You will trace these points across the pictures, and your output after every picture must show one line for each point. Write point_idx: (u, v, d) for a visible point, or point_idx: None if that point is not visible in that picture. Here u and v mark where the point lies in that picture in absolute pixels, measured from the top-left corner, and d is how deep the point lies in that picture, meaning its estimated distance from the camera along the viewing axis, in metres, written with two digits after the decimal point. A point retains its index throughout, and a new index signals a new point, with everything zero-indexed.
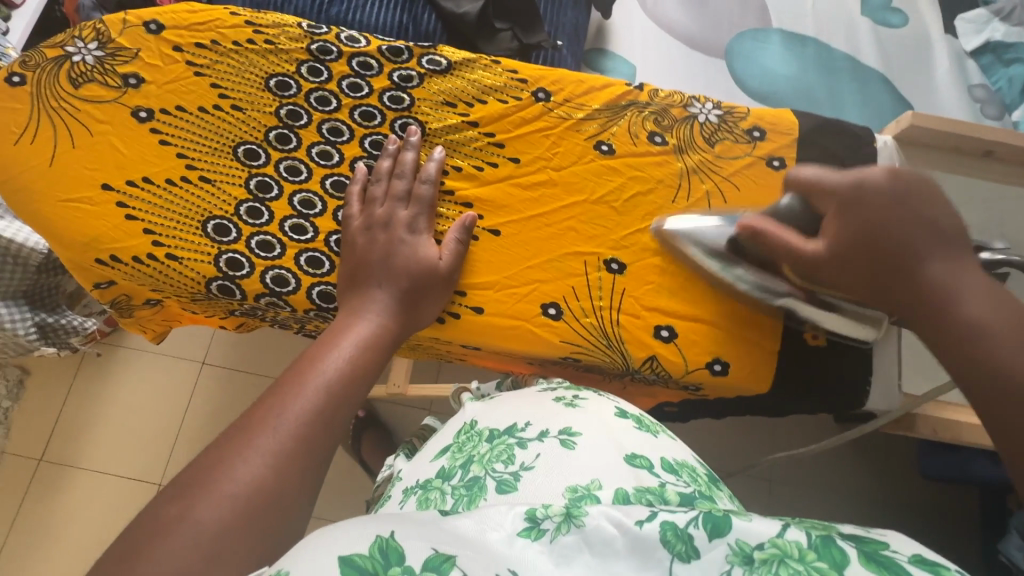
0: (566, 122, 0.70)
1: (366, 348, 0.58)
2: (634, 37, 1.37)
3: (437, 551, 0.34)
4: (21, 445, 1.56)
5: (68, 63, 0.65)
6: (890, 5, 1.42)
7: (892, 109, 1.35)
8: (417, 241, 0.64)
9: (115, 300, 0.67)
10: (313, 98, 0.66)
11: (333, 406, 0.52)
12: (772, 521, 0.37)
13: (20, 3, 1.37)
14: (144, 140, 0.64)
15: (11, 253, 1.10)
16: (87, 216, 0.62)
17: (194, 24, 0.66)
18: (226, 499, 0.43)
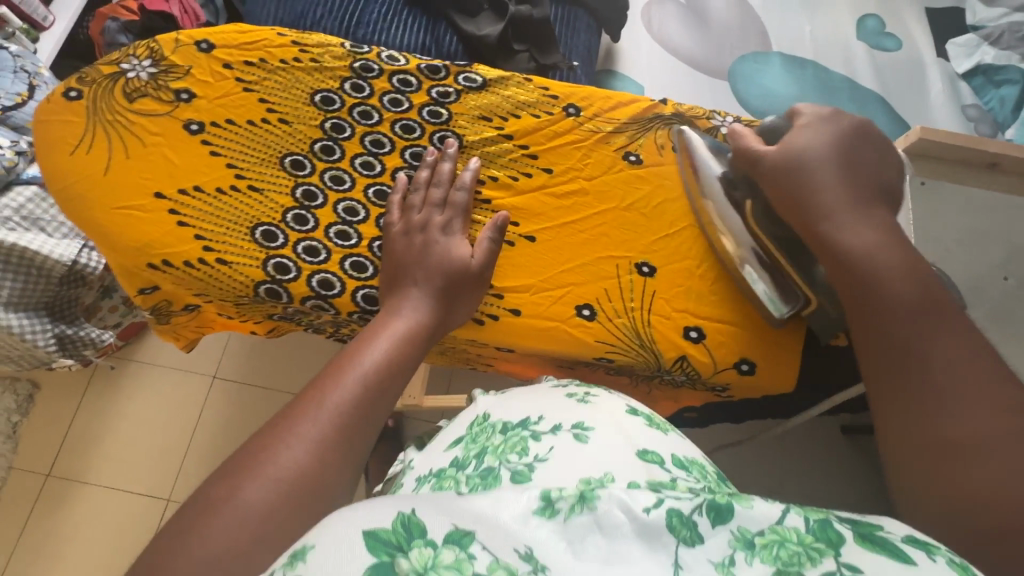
0: (596, 134, 0.73)
1: (403, 346, 0.59)
2: (641, 60, 1.43)
3: (457, 527, 0.35)
4: (30, 460, 1.56)
5: (122, 79, 0.67)
6: (884, 30, 1.49)
7: (889, 127, 1.40)
8: (451, 243, 0.65)
9: (156, 306, 0.70)
10: (356, 113, 0.69)
11: (371, 396, 0.55)
12: (770, 504, 0.38)
13: (49, 27, 1.43)
14: (195, 151, 0.67)
15: (34, 263, 1.12)
16: (141, 222, 0.65)
17: (243, 43, 0.69)
18: (271, 479, 0.47)
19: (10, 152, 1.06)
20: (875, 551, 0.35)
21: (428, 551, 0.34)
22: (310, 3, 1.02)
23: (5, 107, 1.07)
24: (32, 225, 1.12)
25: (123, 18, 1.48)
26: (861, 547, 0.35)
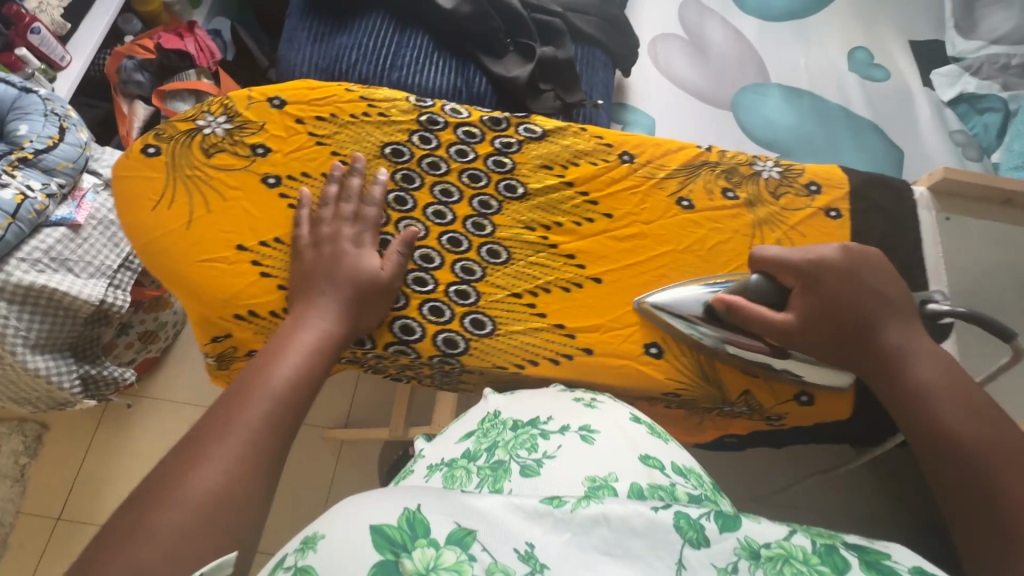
0: (650, 181, 0.76)
1: (310, 361, 0.61)
2: (649, 94, 1.50)
3: (460, 526, 0.40)
4: (38, 504, 1.51)
5: (200, 135, 0.71)
6: (873, 62, 1.58)
7: (882, 154, 1.49)
8: (361, 256, 0.66)
9: (222, 355, 0.69)
10: (425, 163, 0.72)
11: (280, 409, 0.57)
12: (779, 525, 0.43)
13: (65, 66, 1.42)
14: (273, 203, 0.70)
15: (61, 304, 1.11)
16: (225, 275, 0.68)
17: (313, 99, 0.73)
18: (181, 502, 0.48)
19: (41, 196, 1.06)
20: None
21: (431, 552, 0.39)
22: (344, 48, 1.06)
23: (37, 150, 1.07)
24: (61, 266, 1.11)
25: (139, 57, 1.53)
26: (864, 573, 0.40)
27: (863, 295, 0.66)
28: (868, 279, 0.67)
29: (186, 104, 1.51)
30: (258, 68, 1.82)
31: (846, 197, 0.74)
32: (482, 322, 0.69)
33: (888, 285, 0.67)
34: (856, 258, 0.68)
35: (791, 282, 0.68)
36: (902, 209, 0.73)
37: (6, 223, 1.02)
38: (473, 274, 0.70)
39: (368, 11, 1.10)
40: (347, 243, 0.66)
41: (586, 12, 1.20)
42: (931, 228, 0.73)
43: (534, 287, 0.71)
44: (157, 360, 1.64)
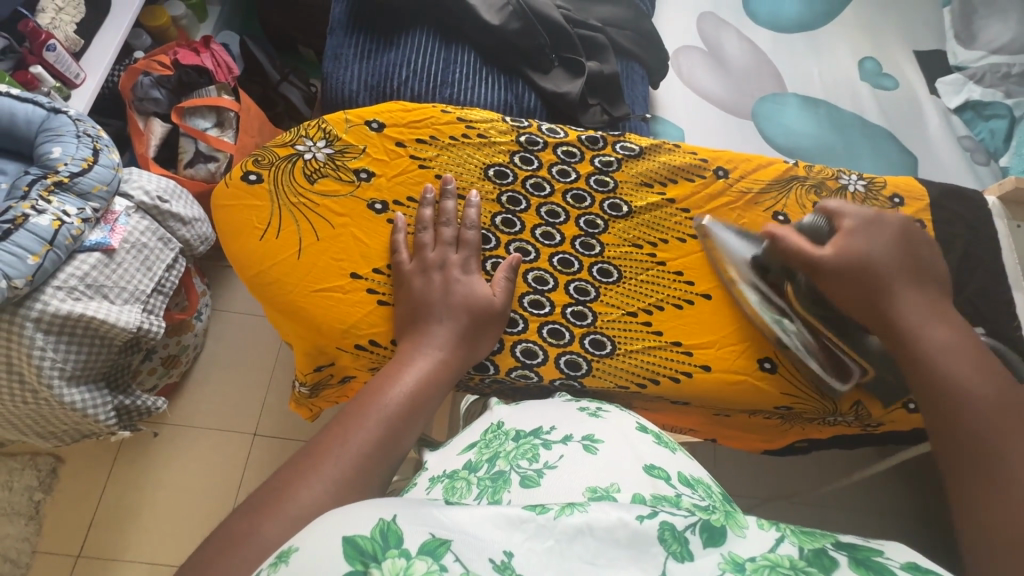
0: (745, 197, 0.76)
1: (423, 389, 0.59)
2: (675, 107, 1.53)
3: (435, 535, 0.35)
4: (56, 542, 1.43)
5: (301, 161, 0.71)
6: (882, 71, 1.64)
7: (899, 159, 1.53)
8: (472, 282, 0.66)
9: (317, 381, 0.71)
10: (529, 184, 0.73)
11: (388, 434, 0.55)
12: (765, 530, 0.40)
13: (80, 83, 1.37)
14: (381, 229, 0.70)
15: (99, 333, 1.06)
16: (341, 304, 0.67)
17: (411, 122, 0.74)
18: (291, 519, 0.45)
19: (77, 221, 1.01)
20: (869, 574, 0.36)
21: (402, 562, 0.34)
22: (394, 65, 1.06)
23: (73, 173, 1.02)
24: (97, 292, 1.06)
25: (156, 73, 1.49)
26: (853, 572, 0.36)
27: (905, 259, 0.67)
28: (913, 254, 0.68)
29: (205, 120, 1.50)
30: (270, 83, 1.77)
31: (927, 209, 0.76)
32: (602, 342, 0.70)
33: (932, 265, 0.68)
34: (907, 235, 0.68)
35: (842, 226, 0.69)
36: (976, 216, 0.76)
37: (44, 251, 0.96)
38: (588, 294, 0.71)
39: (414, 27, 1.10)
40: (456, 270, 0.66)
41: (621, 27, 1.22)
42: (1006, 236, 0.76)
43: (648, 305, 0.71)
44: (178, 384, 1.59)
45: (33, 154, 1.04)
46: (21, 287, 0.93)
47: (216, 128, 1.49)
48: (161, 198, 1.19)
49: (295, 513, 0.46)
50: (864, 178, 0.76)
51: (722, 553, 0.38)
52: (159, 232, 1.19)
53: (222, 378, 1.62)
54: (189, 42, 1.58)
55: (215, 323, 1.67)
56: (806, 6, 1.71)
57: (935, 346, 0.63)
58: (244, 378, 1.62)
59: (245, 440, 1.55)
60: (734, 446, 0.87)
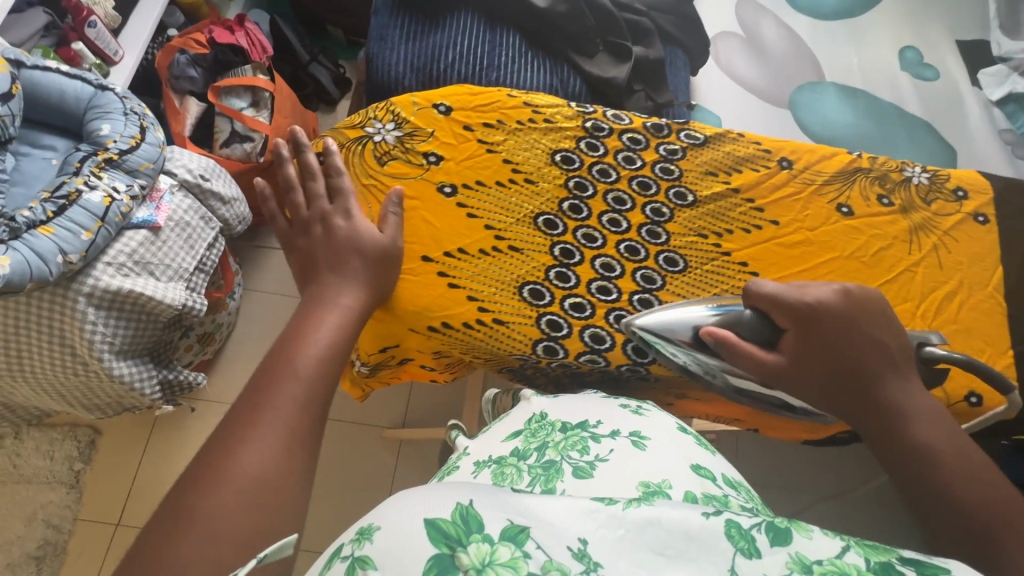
0: (810, 187, 0.74)
1: (336, 340, 0.59)
2: (714, 93, 1.50)
3: (514, 522, 0.36)
4: (97, 510, 1.47)
5: (371, 144, 0.72)
6: (923, 61, 1.59)
7: (937, 152, 1.48)
8: (355, 225, 0.64)
9: (380, 361, 0.72)
10: (595, 171, 0.72)
11: (307, 388, 0.55)
12: (830, 537, 0.38)
13: (119, 61, 1.37)
14: (453, 213, 0.70)
15: (145, 309, 1.08)
16: (412, 286, 0.67)
17: (477, 104, 0.75)
18: (230, 487, 0.46)
19: (126, 198, 1.02)
20: None
21: (485, 547, 0.35)
22: (439, 47, 1.05)
23: (122, 151, 1.02)
24: (143, 269, 1.07)
25: (192, 51, 1.50)
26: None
27: (862, 352, 0.62)
28: (866, 331, 0.63)
29: (240, 101, 1.50)
30: (300, 63, 1.77)
31: (992, 203, 0.75)
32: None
33: (887, 333, 0.64)
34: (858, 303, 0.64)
35: (785, 322, 0.64)
36: None
37: (97, 227, 0.97)
38: (654, 282, 0.69)
39: (457, 9, 1.08)
40: (337, 218, 0.65)
41: (666, 12, 1.19)
42: None
43: (717, 293, 0.69)
44: (211, 360, 1.59)
45: (82, 132, 1.05)
46: (75, 263, 0.94)
47: (251, 108, 1.50)
48: (204, 177, 1.20)
49: (239, 482, 0.47)
50: (928, 170, 0.75)
51: (788, 554, 0.37)
52: (202, 211, 1.20)
53: (252, 356, 1.62)
54: (223, 21, 1.57)
55: (245, 303, 1.67)
56: None
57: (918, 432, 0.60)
58: None
59: None
60: (773, 435, 0.88)
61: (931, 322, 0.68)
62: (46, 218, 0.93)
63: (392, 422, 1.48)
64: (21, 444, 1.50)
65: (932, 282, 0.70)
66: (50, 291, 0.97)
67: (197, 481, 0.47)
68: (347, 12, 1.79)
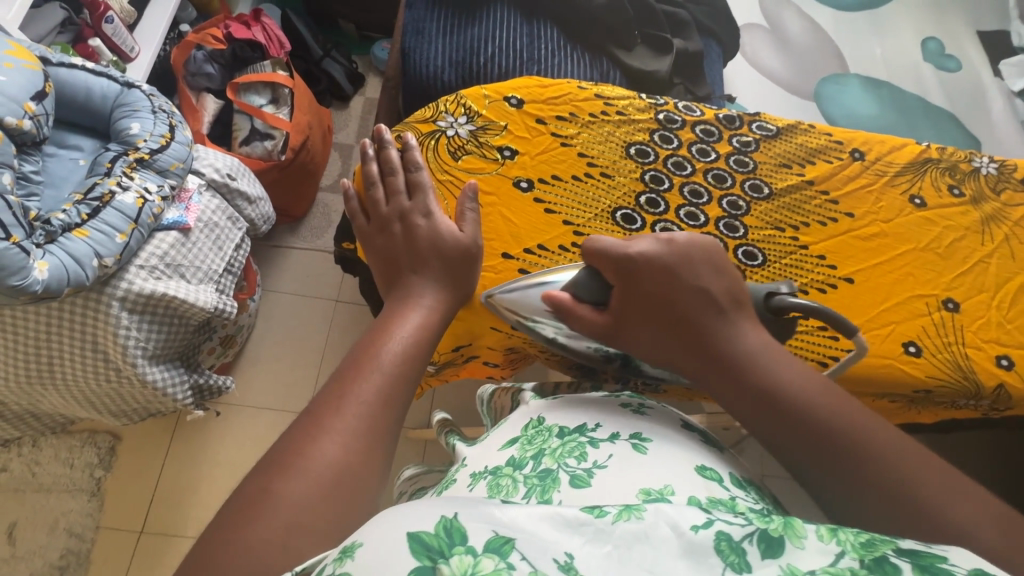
0: (882, 178, 0.73)
1: (420, 336, 0.52)
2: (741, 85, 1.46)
3: (498, 533, 0.33)
4: (117, 518, 1.37)
5: (444, 138, 0.71)
6: (944, 51, 1.53)
7: (961, 141, 1.42)
8: (435, 223, 0.61)
9: (450, 359, 0.71)
10: (670, 163, 0.72)
11: (390, 385, 0.48)
12: (825, 541, 0.35)
13: (135, 57, 1.34)
14: (530, 209, 0.69)
15: (176, 312, 1.05)
16: (494, 284, 0.66)
17: (549, 98, 0.74)
18: (311, 477, 0.41)
19: (158, 199, 0.99)
20: None
21: (468, 559, 0.31)
22: (479, 40, 1.03)
23: (152, 150, 0.99)
24: (175, 272, 1.04)
25: (209, 47, 1.46)
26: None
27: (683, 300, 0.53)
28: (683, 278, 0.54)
29: (260, 97, 1.47)
30: (313, 59, 1.73)
31: None
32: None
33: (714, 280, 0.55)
34: (680, 249, 0.56)
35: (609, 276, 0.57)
36: None
37: (130, 229, 0.94)
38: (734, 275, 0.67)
39: (493, 3, 1.07)
40: (417, 216, 0.62)
41: (699, 3, 1.17)
42: None
43: (806, 284, 0.67)
44: (232, 362, 1.52)
45: (110, 131, 1.02)
46: (110, 267, 0.91)
47: (271, 105, 1.47)
48: (230, 176, 1.17)
49: (320, 472, 0.41)
50: (997, 160, 0.75)
51: (781, 566, 0.34)
52: (229, 211, 1.17)
53: (274, 358, 1.55)
54: (238, 16, 1.55)
55: (265, 303, 1.60)
56: None
57: (768, 376, 0.49)
58: (297, 359, 1.55)
59: None
60: None
61: (1010, 315, 0.67)
62: (80, 221, 0.90)
63: (418, 422, 1.39)
64: (39, 452, 1.41)
65: (1007, 272, 0.70)
66: (85, 297, 0.95)
67: (270, 467, 0.42)
68: (360, 6, 1.75)
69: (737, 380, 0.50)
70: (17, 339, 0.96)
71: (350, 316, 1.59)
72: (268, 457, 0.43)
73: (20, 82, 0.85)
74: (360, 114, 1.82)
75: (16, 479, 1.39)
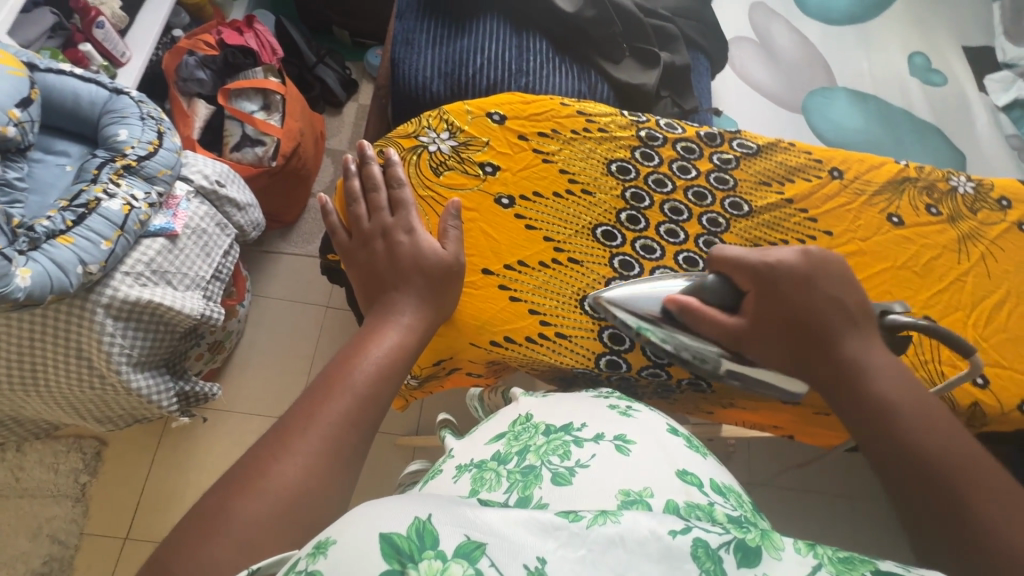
0: (860, 197, 0.74)
1: (396, 356, 0.53)
2: (731, 97, 1.44)
3: (470, 537, 0.34)
4: (101, 524, 1.36)
5: (426, 153, 0.72)
6: (931, 66, 1.51)
7: (948, 155, 1.40)
8: (417, 240, 0.62)
9: (430, 371, 0.71)
10: (652, 181, 0.72)
11: (360, 406, 0.48)
12: (804, 555, 0.37)
13: (126, 62, 1.34)
14: (511, 224, 0.70)
15: (162, 319, 1.04)
16: (474, 300, 0.66)
17: (532, 114, 0.75)
18: (266, 495, 0.41)
19: (145, 206, 0.99)
20: None
21: (437, 564, 0.32)
22: (467, 52, 1.04)
23: (140, 157, 0.99)
24: (161, 278, 1.04)
25: (202, 53, 1.47)
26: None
27: (812, 316, 0.60)
28: (822, 288, 0.61)
29: (251, 103, 1.48)
30: (305, 64, 1.73)
31: None
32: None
33: (845, 292, 0.62)
34: (815, 261, 0.63)
35: (744, 284, 0.62)
36: None
37: (116, 236, 0.93)
38: None
39: (483, 14, 1.08)
40: (399, 233, 0.62)
41: (688, 17, 1.18)
42: None
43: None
44: (220, 368, 1.51)
45: (98, 138, 1.01)
46: (95, 274, 0.91)
47: (262, 111, 1.47)
48: (219, 183, 1.17)
49: (278, 491, 0.41)
50: (974, 180, 0.76)
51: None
52: (217, 217, 1.17)
53: (262, 364, 1.54)
54: (231, 22, 1.55)
55: (254, 309, 1.60)
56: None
57: (878, 385, 0.57)
58: (284, 365, 1.54)
59: None
60: (810, 443, 0.85)
61: (986, 334, 0.68)
62: (65, 227, 0.90)
63: (407, 429, 1.38)
64: (23, 457, 1.40)
65: (981, 291, 0.70)
66: (68, 304, 0.94)
67: (231, 485, 0.42)
68: (353, 13, 1.75)
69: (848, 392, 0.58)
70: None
71: (339, 322, 1.59)
72: (231, 471, 0.43)
73: (6, 89, 0.85)
74: (353, 120, 1.82)
75: None
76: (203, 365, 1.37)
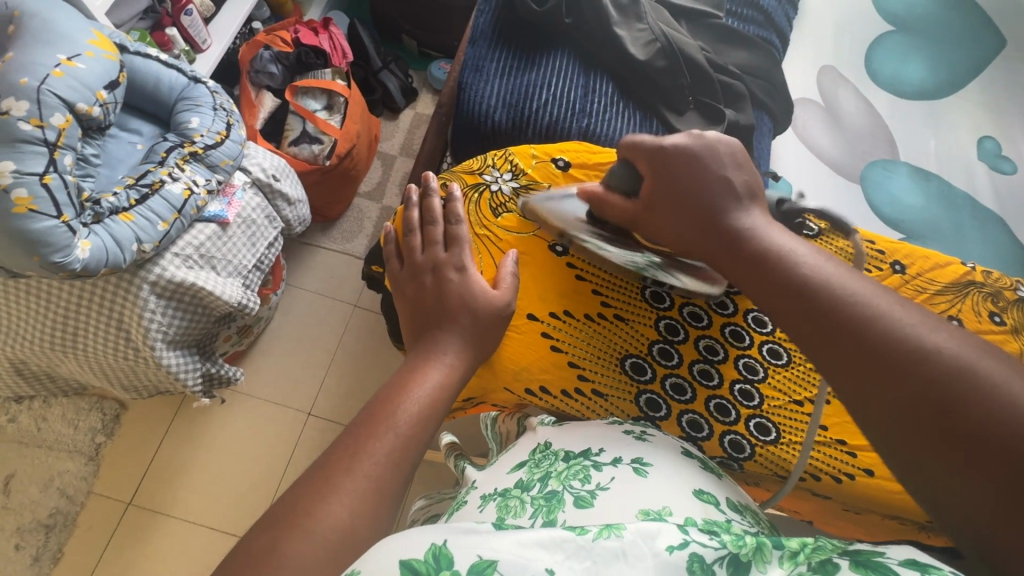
0: (921, 294, 0.72)
1: (437, 398, 0.53)
2: (790, 158, 1.40)
3: (482, 557, 0.36)
4: (110, 486, 1.39)
5: (488, 192, 0.75)
6: (1001, 152, 1.43)
7: (1011, 249, 1.32)
8: (468, 279, 0.62)
9: (465, 402, 0.72)
10: None
11: (402, 446, 0.48)
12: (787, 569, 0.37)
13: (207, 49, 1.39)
14: (561, 271, 0.71)
15: (203, 302, 1.07)
16: (515, 343, 0.67)
17: (596, 164, 0.77)
18: (310, 538, 0.40)
19: (203, 192, 1.02)
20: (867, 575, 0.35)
21: None
22: (534, 86, 1.05)
23: (207, 145, 1.03)
24: (206, 263, 1.07)
25: (276, 48, 1.53)
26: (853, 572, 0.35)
27: (704, 180, 0.61)
28: (708, 167, 0.61)
29: (316, 102, 1.53)
30: (371, 69, 1.78)
31: None
32: (766, 428, 0.66)
33: (736, 174, 0.62)
34: (709, 144, 0.63)
35: (641, 167, 0.64)
36: None
37: (172, 219, 0.97)
38: (757, 373, 0.67)
39: (555, 50, 1.10)
40: (450, 271, 0.62)
41: (757, 75, 1.16)
42: None
43: (814, 395, 0.67)
44: (245, 351, 1.54)
45: (171, 121, 1.05)
46: (147, 251, 0.94)
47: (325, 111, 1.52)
48: (275, 177, 1.20)
49: (325, 535, 0.41)
50: None
51: None
52: (268, 210, 1.20)
53: (285, 353, 1.56)
54: (308, 22, 1.61)
55: (285, 297, 1.63)
56: (932, 72, 1.51)
57: (768, 242, 0.57)
58: (305, 356, 1.56)
59: (300, 418, 1.49)
60: (829, 530, 0.80)
61: None
62: (128, 205, 0.94)
63: None
64: (48, 408, 1.44)
65: None
66: (117, 279, 0.98)
67: (277, 524, 0.41)
68: (423, 25, 1.78)
69: (753, 259, 0.57)
70: (49, 306, 1.00)
71: (364, 323, 1.61)
72: (277, 507, 0.43)
73: (97, 72, 0.90)
74: (408, 127, 1.85)
75: (22, 431, 1.42)
76: (231, 344, 1.39)
